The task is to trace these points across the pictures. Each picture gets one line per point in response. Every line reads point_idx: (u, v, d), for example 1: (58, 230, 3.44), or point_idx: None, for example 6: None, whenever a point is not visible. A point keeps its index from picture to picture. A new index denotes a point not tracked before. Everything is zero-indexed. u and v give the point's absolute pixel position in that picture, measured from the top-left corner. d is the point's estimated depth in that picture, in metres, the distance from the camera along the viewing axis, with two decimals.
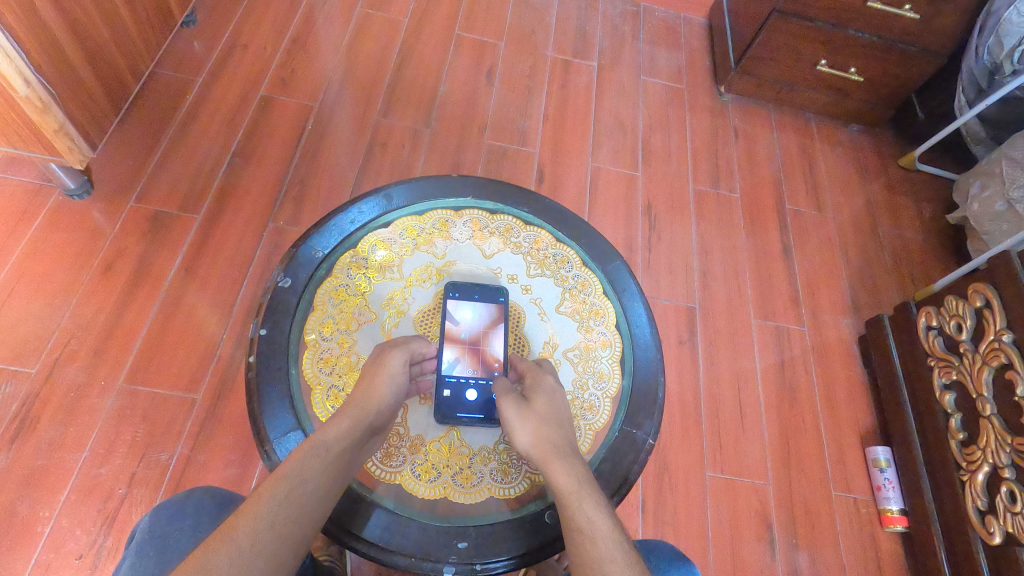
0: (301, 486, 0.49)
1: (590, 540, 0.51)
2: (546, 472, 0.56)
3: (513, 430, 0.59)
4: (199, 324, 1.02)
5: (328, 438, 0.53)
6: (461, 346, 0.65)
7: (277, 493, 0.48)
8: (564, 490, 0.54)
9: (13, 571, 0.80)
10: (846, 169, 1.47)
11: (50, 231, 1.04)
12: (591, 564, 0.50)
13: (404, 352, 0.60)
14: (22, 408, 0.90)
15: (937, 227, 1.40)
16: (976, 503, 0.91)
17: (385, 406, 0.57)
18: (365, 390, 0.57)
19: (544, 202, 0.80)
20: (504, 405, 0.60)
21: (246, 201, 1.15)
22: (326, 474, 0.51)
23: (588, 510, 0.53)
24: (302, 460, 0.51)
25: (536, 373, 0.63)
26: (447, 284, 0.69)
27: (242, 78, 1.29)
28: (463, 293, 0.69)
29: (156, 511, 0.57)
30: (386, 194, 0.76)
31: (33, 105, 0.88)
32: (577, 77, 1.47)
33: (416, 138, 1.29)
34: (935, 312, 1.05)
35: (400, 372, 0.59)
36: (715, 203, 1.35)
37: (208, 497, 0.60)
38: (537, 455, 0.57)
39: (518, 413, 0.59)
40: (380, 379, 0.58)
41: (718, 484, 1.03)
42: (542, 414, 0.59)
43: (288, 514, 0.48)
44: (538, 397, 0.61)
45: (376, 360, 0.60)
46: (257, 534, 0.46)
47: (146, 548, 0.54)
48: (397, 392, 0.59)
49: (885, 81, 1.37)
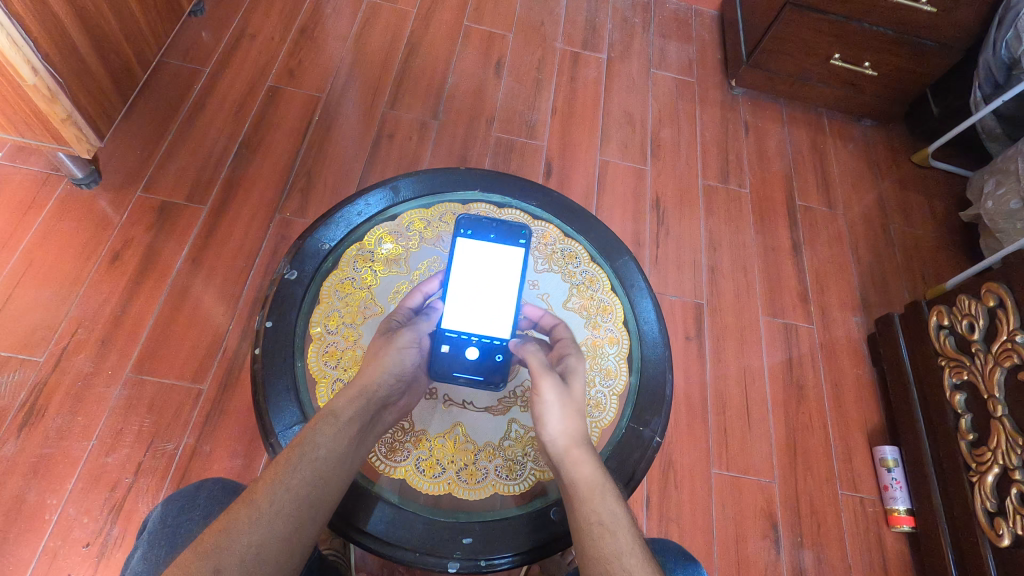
0: (315, 451, 0.49)
1: (610, 533, 0.49)
2: (571, 464, 0.53)
3: (544, 417, 0.56)
4: (205, 315, 1.02)
5: (338, 406, 0.52)
6: (467, 302, 0.64)
7: (292, 459, 0.48)
8: (587, 479, 0.52)
9: (20, 558, 0.81)
10: (858, 165, 1.45)
11: (58, 221, 1.04)
12: (604, 558, 0.47)
13: (412, 331, 0.59)
14: (30, 396, 0.90)
15: (950, 224, 1.38)
16: (985, 505, 0.90)
17: (393, 379, 0.56)
18: (370, 362, 0.56)
19: (552, 196, 0.80)
20: (543, 383, 0.56)
21: (253, 192, 1.15)
22: (338, 439, 0.50)
23: (610, 503, 0.51)
24: (314, 428, 0.50)
25: (576, 357, 0.60)
26: (462, 218, 0.65)
27: (249, 68, 1.29)
28: (478, 234, 0.64)
29: (168, 502, 0.57)
30: (393, 186, 0.75)
31: (41, 94, 0.88)
32: (586, 70, 1.45)
33: (424, 130, 1.28)
34: (946, 311, 1.04)
35: (408, 348, 0.58)
36: (724, 198, 1.33)
37: (219, 488, 0.60)
38: (563, 445, 0.55)
39: (557, 394, 0.56)
40: (386, 353, 0.56)
41: (723, 481, 1.03)
42: (577, 400, 0.57)
43: (303, 476, 0.47)
44: (574, 382, 0.58)
45: (383, 337, 0.58)
46: (274, 496, 0.45)
47: (158, 538, 0.54)
48: (404, 366, 0.57)
49: (900, 76, 1.35)
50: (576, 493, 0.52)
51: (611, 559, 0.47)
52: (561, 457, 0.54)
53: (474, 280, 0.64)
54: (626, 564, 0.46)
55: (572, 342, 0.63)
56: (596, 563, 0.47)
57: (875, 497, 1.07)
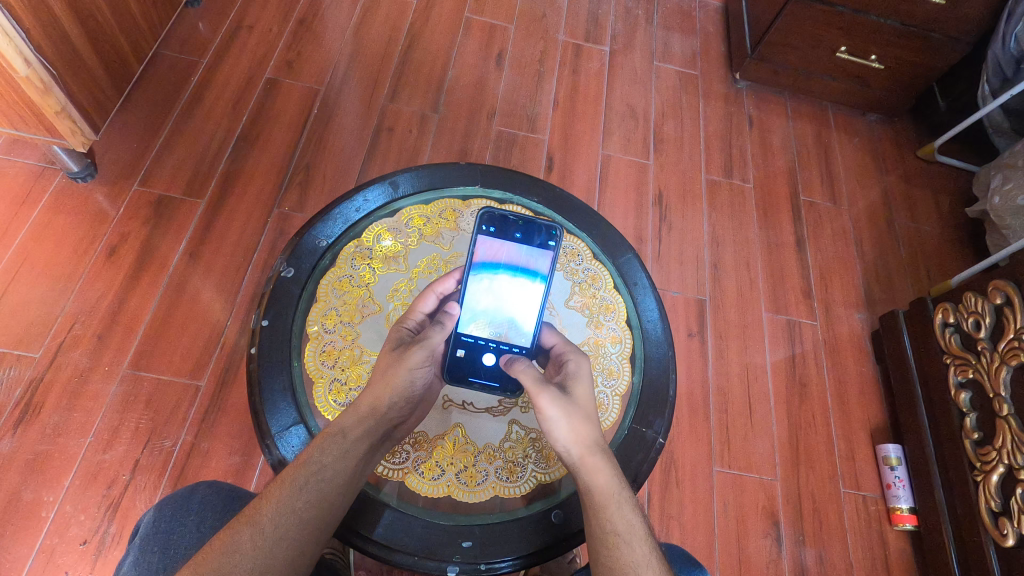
0: (321, 473, 0.48)
1: (627, 544, 0.49)
2: (584, 473, 0.51)
3: (551, 428, 0.52)
4: (203, 310, 1.01)
5: (346, 424, 0.51)
6: (484, 305, 0.61)
7: (299, 480, 0.47)
8: (603, 490, 0.51)
9: (16, 555, 0.80)
10: (863, 159, 1.43)
11: (53, 215, 1.03)
12: (621, 569, 0.47)
13: (425, 348, 0.54)
14: (27, 393, 0.89)
15: (956, 220, 1.37)
16: (989, 504, 0.89)
17: (402, 400, 0.53)
18: (379, 381, 0.52)
19: (553, 191, 0.78)
20: (543, 399, 0.52)
21: (250, 186, 1.13)
22: (345, 461, 0.50)
23: (626, 512, 0.50)
24: (321, 446, 0.49)
25: (577, 359, 0.57)
26: (484, 212, 0.61)
27: (247, 60, 1.27)
28: (500, 233, 0.61)
29: (161, 506, 0.57)
30: (392, 181, 0.74)
31: (34, 86, 0.87)
32: (588, 63, 1.43)
33: (424, 123, 1.26)
34: (952, 308, 1.02)
35: (420, 367, 0.53)
36: (728, 193, 1.32)
37: (213, 492, 0.59)
38: (575, 454, 0.52)
39: (559, 407, 0.52)
40: (396, 374, 0.52)
41: (725, 479, 1.02)
42: (583, 406, 0.54)
43: (308, 499, 0.47)
44: (577, 388, 0.55)
45: (395, 352, 0.54)
46: (278, 519, 0.46)
47: (150, 543, 0.54)
48: (413, 387, 0.54)
49: (907, 69, 1.33)
50: (591, 503, 0.51)
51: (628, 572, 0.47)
52: (575, 465, 0.52)
53: (494, 279, 0.61)
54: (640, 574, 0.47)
55: (567, 344, 0.59)
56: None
57: (878, 495, 1.06)
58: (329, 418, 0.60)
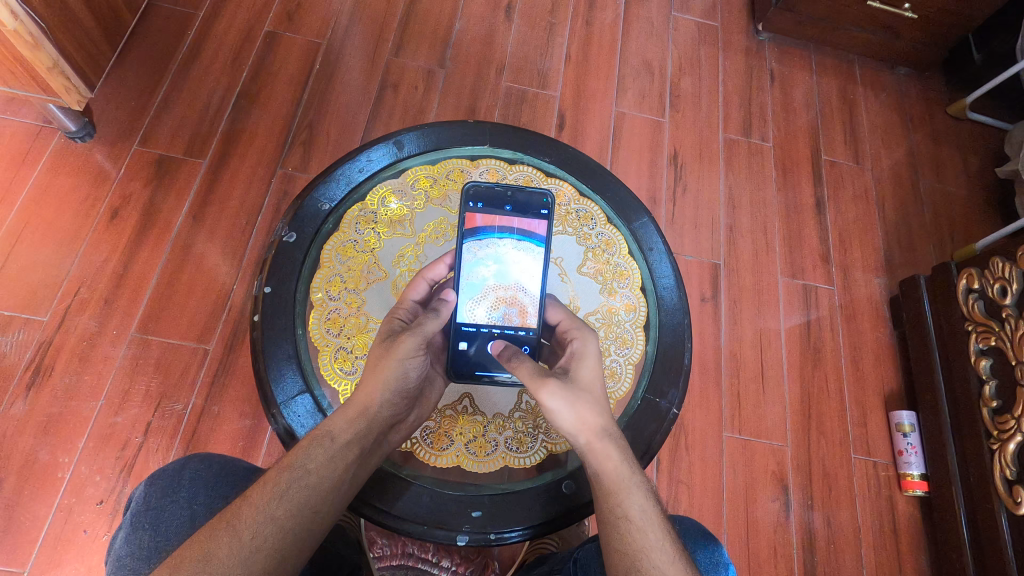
0: (305, 479, 0.47)
1: (639, 531, 0.48)
2: (590, 459, 0.50)
3: (556, 415, 0.51)
4: (209, 272, 0.99)
5: (335, 427, 0.50)
6: (485, 281, 0.59)
7: (281, 485, 0.46)
8: (613, 474, 0.49)
9: (35, 515, 0.82)
10: (889, 117, 1.36)
11: (53, 175, 1.01)
12: (633, 555, 0.47)
13: (417, 336, 0.52)
14: (35, 356, 0.90)
15: (984, 181, 1.31)
16: (1004, 472, 0.87)
17: (396, 395, 0.52)
18: (371, 376, 0.51)
19: (568, 152, 0.75)
20: (541, 388, 0.51)
21: (254, 144, 1.10)
22: (333, 465, 0.48)
23: (636, 497, 0.49)
24: (308, 450, 0.48)
25: (582, 337, 0.56)
26: (470, 188, 0.59)
27: (244, 12, 1.21)
28: (490, 208, 0.59)
29: (153, 482, 0.57)
30: (397, 141, 0.71)
31: (24, 40, 0.84)
32: (603, 14, 1.36)
33: (431, 79, 1.21)
34: (977, 274, 0.98)
35: (413, 356, 0.52)
36: (747, 152, 1.27)
37: (206, 468, 0.59)
38: (580, 439, 0.51)
39: (562, 396, 0.51)
40: (387, 365, 0.51)
41: (735, 445, 1.02)
42: (588, 388, 0.52)
43: (290, 507, 0.46)
44: (579, 370, 0.53)
45: (386, 342, 0.53)
46: (257, 526, 0.44)
47: (142, 520, 0.54)
48: (408, 379, 0.52)
49: (941, 18, 1.25)
50: (601, 489, 0.50)
51: (643, 556, 0.47)
52: (581, 449, 0.51)
53: (493, 257, 0.59)
54: (656, 562, 0.47)
55: (573, 320, 0.57)
56: (627, 563, 0.47)
57: (889, 461, 1.05)
58: (336, 387, 0.59)
